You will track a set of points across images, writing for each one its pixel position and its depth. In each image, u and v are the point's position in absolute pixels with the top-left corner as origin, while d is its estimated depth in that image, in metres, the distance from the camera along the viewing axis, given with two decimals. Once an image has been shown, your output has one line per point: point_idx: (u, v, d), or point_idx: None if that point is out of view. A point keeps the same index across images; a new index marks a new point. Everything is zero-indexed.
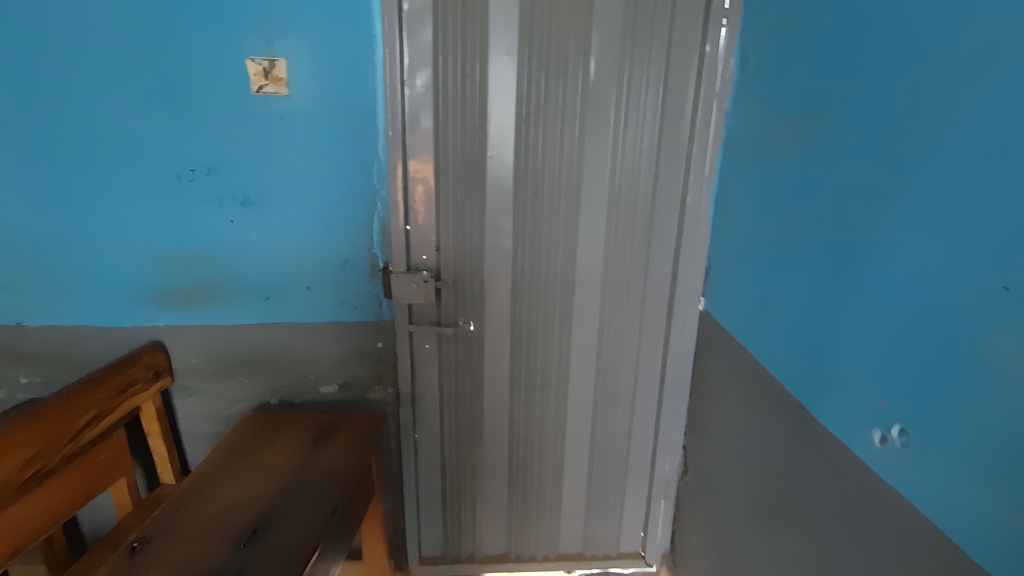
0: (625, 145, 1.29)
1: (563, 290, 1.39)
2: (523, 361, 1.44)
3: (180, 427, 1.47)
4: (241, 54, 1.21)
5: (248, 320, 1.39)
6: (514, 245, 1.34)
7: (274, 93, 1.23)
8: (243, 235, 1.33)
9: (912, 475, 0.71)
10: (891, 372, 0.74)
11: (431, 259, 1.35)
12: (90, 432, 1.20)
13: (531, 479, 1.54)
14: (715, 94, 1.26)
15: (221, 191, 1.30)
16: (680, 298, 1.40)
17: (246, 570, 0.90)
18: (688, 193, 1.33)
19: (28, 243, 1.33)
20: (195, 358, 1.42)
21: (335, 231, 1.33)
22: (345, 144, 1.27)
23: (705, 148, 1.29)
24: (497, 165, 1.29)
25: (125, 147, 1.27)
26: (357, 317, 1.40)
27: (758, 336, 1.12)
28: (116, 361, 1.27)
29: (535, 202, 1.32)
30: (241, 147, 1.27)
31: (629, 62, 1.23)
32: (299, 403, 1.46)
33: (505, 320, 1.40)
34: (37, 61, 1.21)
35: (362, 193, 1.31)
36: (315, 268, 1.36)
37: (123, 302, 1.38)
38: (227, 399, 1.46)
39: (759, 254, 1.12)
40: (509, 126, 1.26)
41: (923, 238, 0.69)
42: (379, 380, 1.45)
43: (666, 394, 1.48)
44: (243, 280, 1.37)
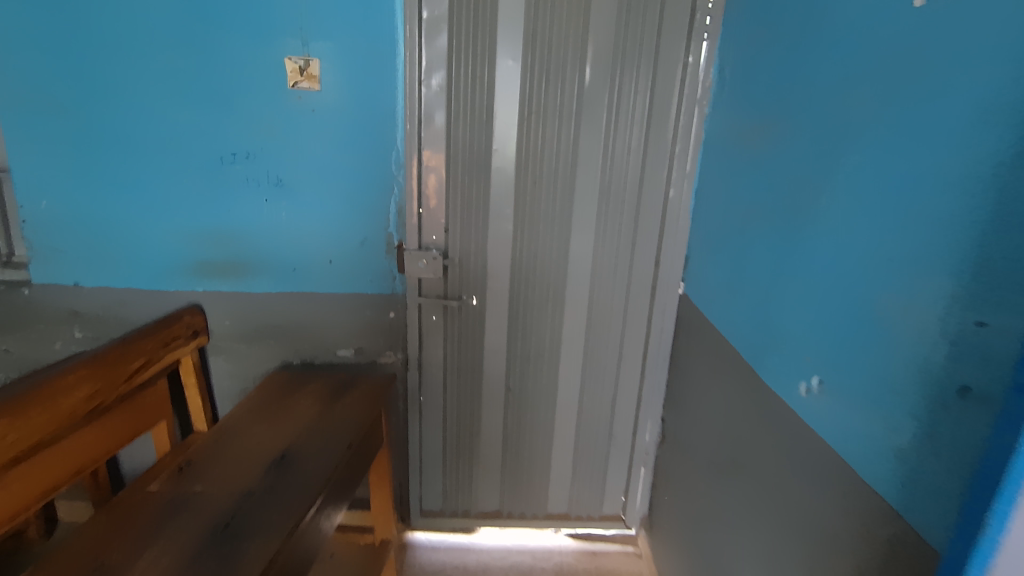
0: (616, 143, 1.45)
1: (556, 272, 1.55)
2: (519, 334, 1.60)
3: (212, 383, 1.65)
4: (280, 54, 1.38)
5: (276, 289, 1.57)
6: (514, 230, 1.51)
7: (308, 88, 1.41)
8: (275, 213, 1.51)
9: (824, 415, 0.86)
10: (814, 334, 0.90)
11: (440, 239, 1.52)
12: (141, 377, 1.38)
13: (523, 443, 1.71)
14: (696, 100, 1.42)
15: (257, 174, 1.48)
16: (662, 282, 1.56)
17: (276, 485, 1.08)
18: (671, 188, 1.49)
19: (87, 213, 1.51)
20: (228, 322, 1.60)
21: (356, 212, 1.51)
22: (368, 135, 1.45)
23: (686, 148, 1.46)
24: (501, 157, 1.45)
25: (176, 132, 1.45)
26: (373, 290, 1.57)
27: (724, 313, 1.28)
28: (162, 318, 1.46)
29: (533, 192, 1.48)
30: (277, 135, 1.45)
31: (620, 70, 1.40)
32: (318, 366, 1.64)
33: (504, 297, 1.57)
34: (104, 56, 1.39)
35: (381, 179, 1.48)
36: (337, 244, 1.53)
37: (168, 269, 1.56)
38: (254, 359, 1.64)
39: (726, 242, 1.29)
40: (512, 123, 1.43)
41: (838, 221, 0.84)
42: (390, 347, 1.62)
43: (648, 369, 1.64)
44: (273, 253, 1.54)
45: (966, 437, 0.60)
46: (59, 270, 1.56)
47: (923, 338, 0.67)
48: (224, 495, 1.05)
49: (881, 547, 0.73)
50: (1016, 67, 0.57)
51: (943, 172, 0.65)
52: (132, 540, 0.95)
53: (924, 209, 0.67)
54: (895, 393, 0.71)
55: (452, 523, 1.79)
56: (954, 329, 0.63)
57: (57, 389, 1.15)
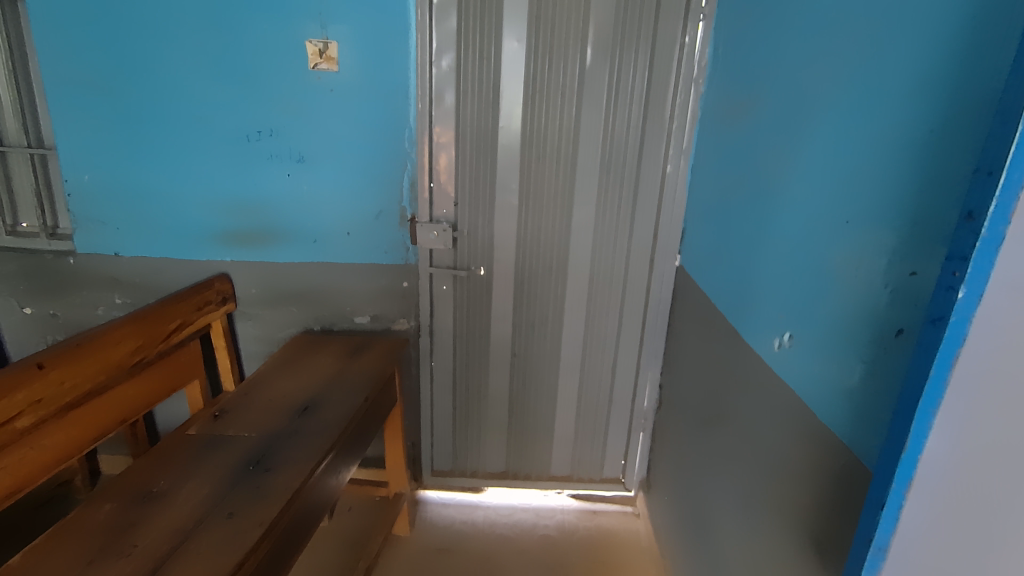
0: (615, 121, 1.53)
1: (559, 243, 1.64)
2: (524, 304, 1.70)
3: (239, 346, 1.78)
4: (301, 37, 1.48)
5: (298, 258, 1.69)
6: (519, 204, 1.60)
7: (326, 70, 1.51)
8: (297, 187, 1.62)
9: (794, 366, 0.94)
10: (786, 293, 0.98)
11: (450, 212, 1.62)
12: (177, 337, 1.51)
13: (528, 406, 1.81)
14: (693, 79, 1.49)
15: (280, 150, 1.59)
16: (660, 254, 1.64)
17: (300, 430, 1.20)
18: (668, 163, 1.56)
19: (127, 187, 1.64)
20: (253, 289, 1.72)
21: (372, 186, 1.61)
22: (383, 114, 1.54)
23: (683, 125, 1.53)
24: (507, 135, 1.54)
25: (206, 111, 1.56)
26: (387, 260, 1.68)
27: (713, 280, 1.36)
28: (194, 285, 1.58)
29: (537, 168, 1.57)
30: (298, 113, 1.55)
31: (620, 51, 1.47)
32: (337, 331, 1.76)
33: (509, 268, 1.66)
34: (140, 39, 1.50)
35: (395, 155, 1.58)
36: (354, 216, 1.64)
37: (199, 239, 1.68)
38: (278, 324, 1.76)
39: (717, 213, 1.36)
40: (517, 102, 1.51)
41: (808, 187, 0.92)
42: (403, 315, 1.73)
43: (646, 338, 1.73)
44: (295, 225, 1.65)
45: (899, 370, 0.68)
46: (101, 240, 1.69)
47: (869, 288, 0.75)
48: (254, 437, 1.18)
49: (834, 477, 0.82)
50: (943, 40, 0.64)
51: (888, 137, 0.72)
52: (174, 474, 1.07)
53: (873, 170, 0.75)
54: (846, 339, 0.80)
55: (461, 482, 1.91)
56: (893, 277, 0.71)
57: (106, 342, 1.28)
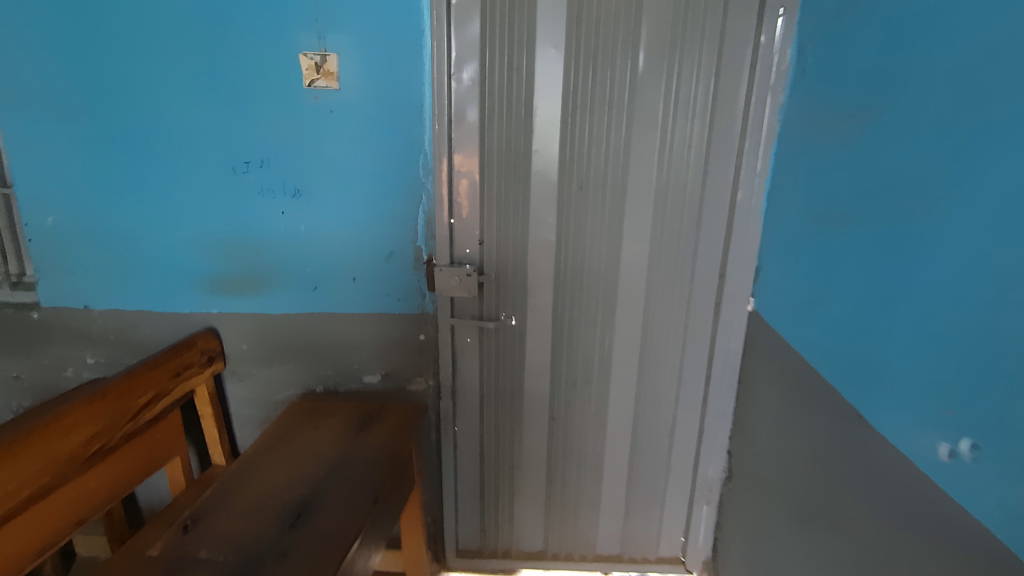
0: (674, 139, 1.26)
1: (606, 286, 1.37)
2: (564, 358, 1.42)
3: (231, 410, 1.53)
4: (295, 49, 1.24)
5: (296, 309, 1.43)
6: (558, 242, 1.33)
7: (325, 87, 1.26)
8: (294, 226, 1.37)
9: (987, 492, 0.66)
10: (960, 381, 0.70)
11: (474, 252, 1.36)
12: (152, 411, 1.26)
13: (570, 477, 1.53)
14: (770, 86, 1.21)
15: (274, 182, 1.34)
16: (728, 297, 1.36)
17: (290, 551, 0.92)
18: (739, 189, 1.28)
19: (97, 230, 1.40)
20: (246, 344, 1.47)
21: (381, 223, 1.35)
22: (394, 139, 1.29)
23: (757, 142, 1.25)
24: (543, 160, 1.28)
25: (185, 139, 1.32)
26: (401, 309, 1.42)
27: (809, 336, 1.07)
28: (174, 344, 1.34)
29: (579, 199, 1.30)
30: (294, 140, 1.30)
31: (679, 55, 1.20)
32: (343, 392, 1.50)
33: (546, 315, 1.39)
34: (108, 58, 1.27)
35: (409, 186, 1.32)
36: (361, 259, 1.38)
37: (182, 288, 1.44)
38: (274, 385, 1.50)
39: (811, 250, 1.08)
40: (555, 120, 1.25)
41: (1002, 236, 0.65)
42: (421, 372, 1.46)
43: (711, 396, 1.44)
44: (292, 270, 1.40)
45: None
46: (70, 291, 1.45)
47: None
48: (230, 563, 0.90)
49: None
50: None
51: None
52: None
53: None
54: None
55: (491, 564, 1.62)
56: None
57: (51, 435, 1.03)
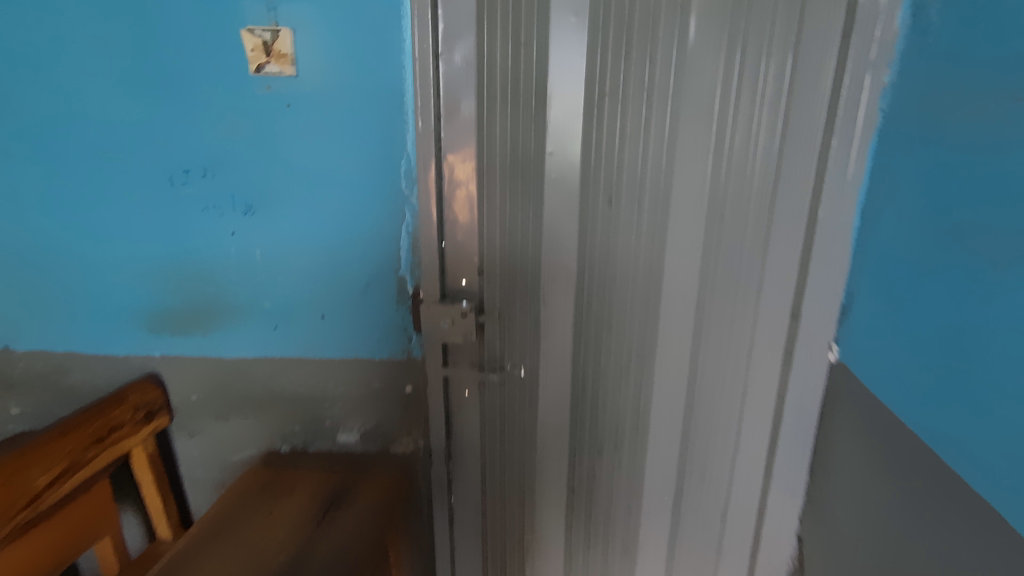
0: (737, 135, 0.94)
1: (640, 327, 1.06)
2: (587, 415, 1.13)
3: (181, 473, 1.25)
4: (240, 25, 0.96)
5: (254, 352, 1.15)
6: (579, 270, 1.03)
7: (278, 73, 0.97)
8: (247, 251, 1.09)
9: None
10: None
11: (473, 284, 1.07)
12: (58, 491, 1.00)
13: (593, 559, 1.22)
14: (869, 63, 0.89)
15: (220, 197, 1.06)
16: (804, 342, 1.03)
17: None
18: (823, 201, 0.95)
19: (11, 256, 1.14)
20: (196, 395, 1.20)
21: (354, 247, 1.06)
22: (368, 139, 0.99)
23: (850, 139, 0.92)
24: (560, 165, 0.98)
25: (108, 143, 1.05)
26: (382, 353, 1.13)
27: (931, 411, 0.74)
28: (90, 403, 1.07)
29: (607, 216, 1.00)
30: (242, 142, 1.02)
31: (745, 23, 0.89)
32: (313, 453, 1.22)
33: (563, 363, 1.09)
34: (11, 41, 1.01)
35: (389, 199, 1.03)
36: (331, 292, 1.10)
37: (116, 327, 1.17)
38: (231, 444, 1.23)
39: (935, 290, 0.75)
40: (575, 112, 0.95)
41: None
42: (408, 431, 1.18)
43: (777, 467, 1.11)
44: (246, 304, 1.12)
45: None
46: None
47: None
48: None
49: None
50: None
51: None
52: None
53: None
54: None
55: None
56: None
57: None
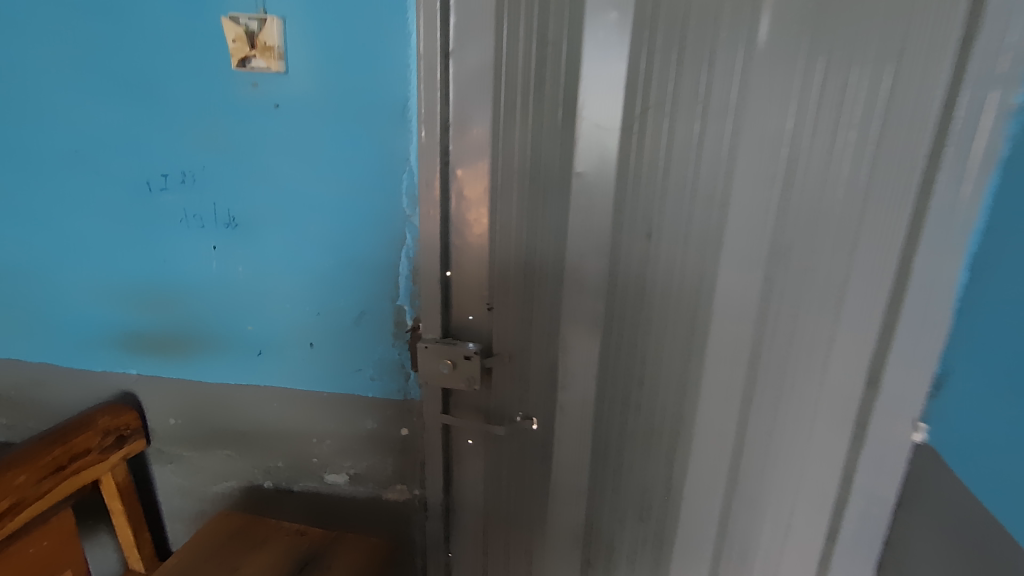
0: (810, 162, 0.74)
1: (676, 385, 0.88)
2: (609, 481, 0.96)
3: (159, 501, 1.15)
4: (223, 12, 0.82)
5: (235, 379, 1.03)
6: (607, 315, 0.87)
7: (263, 69, 0.83)
8: (229, 268, 0.96)
9: None
10: None
11: (481, 321, 0.91)
12: (6, 530, 0.90)
13: None
14: (998, 76, 0.68)
15: (201, 207, 0.94)
16: (881, 416, 0.83)
17: None
18: (920, 249, 0.75)
19: None
20: (174, 421, 1.09)
21: (346, 271, 0.92)
22: (365, 149, 0.85)
23: (965, 174, 0.71)
24: (589, 190, 0.81)
25: (85, 142, 0.94)
26: (375, 391, 0.99)
27: None
28: (48, 430, 0.96)
29: (644, 252, 0.83)
30: (225, 147, 0.89)
31: (835, 19, 0.69)
32: (298, 493, 1.09)
33: (583, 419, 0.93)
34: None
35: (387, 220, 0.89)
36: (320, 320, 0.96)
37: (91, 342, 1.07)
38: (211, 475, 1.11)
39: None
40: (610, 127, 0.77)
41: None
42: (402, 479, 1.04)
43: (835, 560, 0.92)
44: (229, 327, 1.00)
45: None
46: None
47: None
48: None
49: None
50: None
51: None
52: None
53: None
54: None
55: None
56: None
57: None
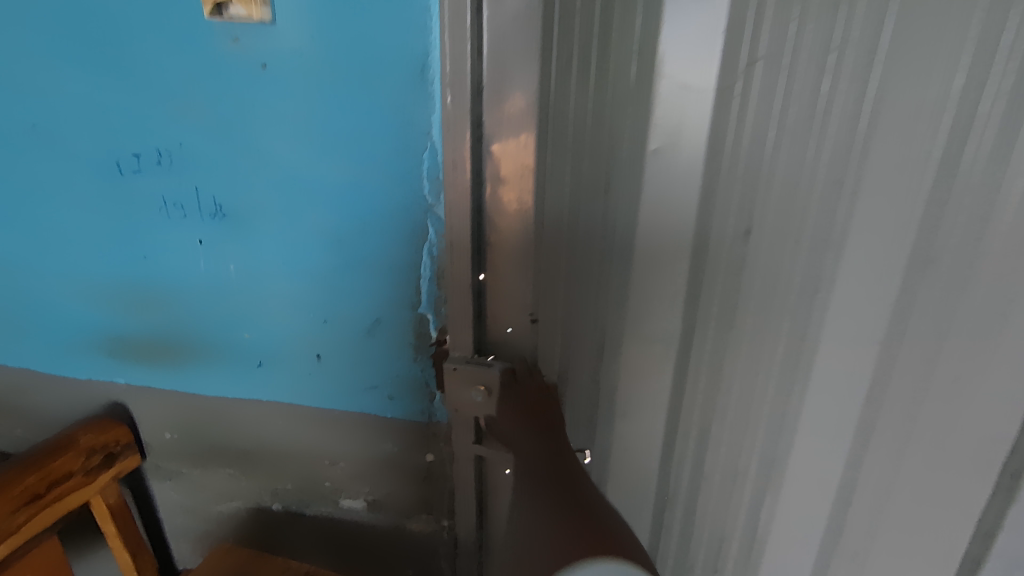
0: (984, 134, 0.52)
1: (766, 423, 0.69)
2: (676, 528, 0.79)
3: (161, 518, 1.03)
4: None
5: (235, 393, 0.89)
6: (683, 334, 0.68)
7: (244, 18, 0.65)
8: (220, 267, 0.80)
9: None
10: None
11: (524, 335, 0.70)
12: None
13: None
14: None
15: (181, 193, 0.77)
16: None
17: None
18: None
19: None
20: (170, 435, 0.96)
21: (357, 272, 0.75)
22: (375, 120, 0.66)
23: None
24: (665, 175, 0.61)
25: (40, 115, 0.77)
26: (396, 412, 0.83)
27: None
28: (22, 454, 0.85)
29: (734, 256, 0.62)
30: (203, 120, 0.71)
31: None
32: (311, 518, 0.96)
33: (646, 455, 0.75)
34: None
35: (405, 209, 0.70)
36: (328, 329, 0.80)
37: (72, 348, 0.93)
38: (215, 494, 0.99)
39: None
40: (699, 90, 0.57)
41: None
42: (428, 508, 0.89)
43: None
44: (224, 334, 0.85)
45: None
46: None
47: None
48: None
49: None
50: None
51: None
52: None
53: None
54: None
55: None
56: None
57: None
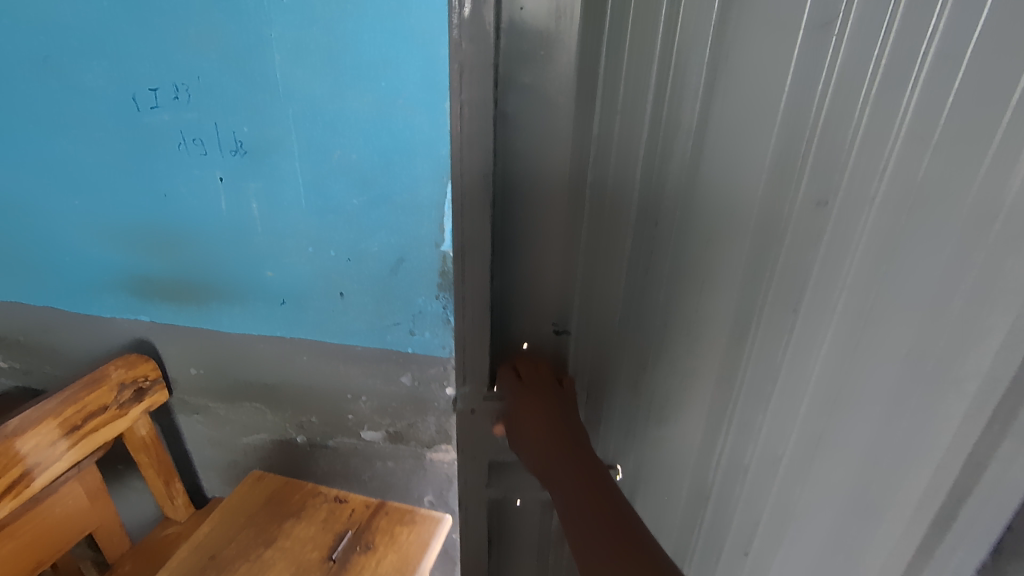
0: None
1: (823, 416, 0.57)
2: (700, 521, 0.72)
3: (188, 450, 1.08)
4: None
5: (258, 329, 0.91)
6: (734, 334, 0.58)
7: None
8: (241, 204, 0.81)
9: None
10: None
11: (544, 346, 0.65)
12: (8, 506, 0.79)
13: None
14: None
15: (201, 130, 0.76)
16: None
17: None
18: None
19: None
20: (196, 370, 0.98)
21: (379, 209, 0.76)
22: (400, 52, 0.66)
23: None
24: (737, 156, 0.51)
25: (53, 49, 0.76)
26: (417, 347, 0.86)
27: None
28: (61, 391, 0.87)
29: (806, 233, 0.50)
30: (223, 52, 0.70)
31: None
32: (334, 448, 1.00)
33: (675, 448, 0.68)
34: None
35: (431, 146, 0.71)
36: (352, 266, 0.82)
37: (93, 286, 0.94)
38: (240, 427, 1.03)
39: None
40: (775, 29, 0.45)
41: None
42: (448, 438, 0.94)
43: None
44: (247, 272, 0.86)
45: None
46: None
47: None
48: None
49: None
50: None
51: None
52: None
53: None
54: None
55: None
56: None
57: None
